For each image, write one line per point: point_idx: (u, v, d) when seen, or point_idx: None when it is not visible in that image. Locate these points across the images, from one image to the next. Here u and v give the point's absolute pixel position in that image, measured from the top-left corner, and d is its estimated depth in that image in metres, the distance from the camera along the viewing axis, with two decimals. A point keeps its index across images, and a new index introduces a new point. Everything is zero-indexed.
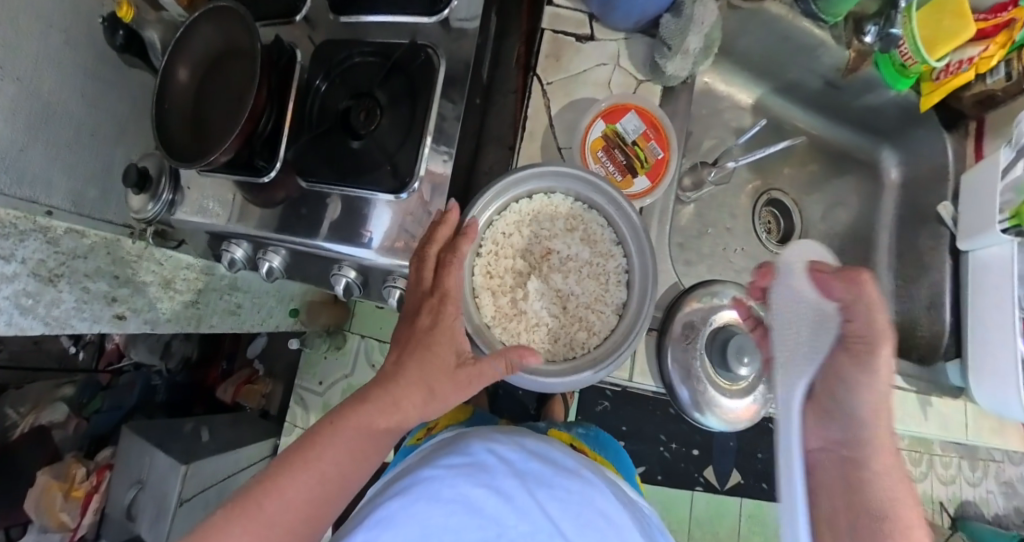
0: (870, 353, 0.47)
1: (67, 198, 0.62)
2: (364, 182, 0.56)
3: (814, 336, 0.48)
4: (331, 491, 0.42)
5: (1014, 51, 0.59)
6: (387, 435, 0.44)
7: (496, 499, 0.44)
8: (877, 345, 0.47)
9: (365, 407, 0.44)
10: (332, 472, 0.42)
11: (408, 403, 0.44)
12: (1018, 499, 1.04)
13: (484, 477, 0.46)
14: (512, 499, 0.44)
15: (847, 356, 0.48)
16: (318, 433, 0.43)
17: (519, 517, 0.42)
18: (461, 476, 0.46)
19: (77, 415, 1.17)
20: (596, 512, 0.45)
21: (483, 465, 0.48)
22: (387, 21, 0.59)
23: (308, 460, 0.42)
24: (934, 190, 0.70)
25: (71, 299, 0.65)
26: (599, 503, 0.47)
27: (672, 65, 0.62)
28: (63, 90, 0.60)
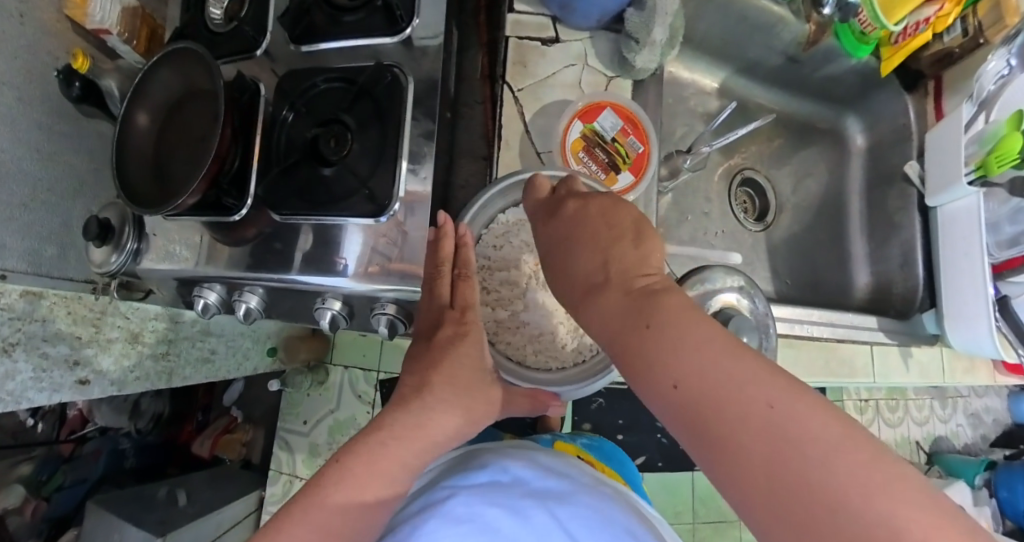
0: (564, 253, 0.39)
1: (24, 258, 0.55)
2: (338, 208, 0.50)
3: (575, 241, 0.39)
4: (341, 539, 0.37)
5: (969, 8, 0.65)
6: (410, 467, 0.41)
7: (514, 519, 0.41)
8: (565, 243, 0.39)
9: (384, 435, 0.41)
10: (339, 520, 0.37)
11: (437, 423, 0.43)
12: (984, 427, 1.14)
13: (498, 495, 0.44)
14: (530, 519, 0.41)
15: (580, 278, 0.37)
16: (326, 473, 0.39)
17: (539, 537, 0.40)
18: (476, 496, 0.43)
19: (35, 496, 1.02)
20: (617, 527, 0.43)
21: (497, 484, 0.46)
22: (346, 45, 0.55)
23: (314, 503, 0.37)
24: (900, 150, 0.75)
25: (27, 368, 0.58)
26: (620, 519, 0.45)
27: (640, 59, 0.59)
28: (16, 147, 0.54)
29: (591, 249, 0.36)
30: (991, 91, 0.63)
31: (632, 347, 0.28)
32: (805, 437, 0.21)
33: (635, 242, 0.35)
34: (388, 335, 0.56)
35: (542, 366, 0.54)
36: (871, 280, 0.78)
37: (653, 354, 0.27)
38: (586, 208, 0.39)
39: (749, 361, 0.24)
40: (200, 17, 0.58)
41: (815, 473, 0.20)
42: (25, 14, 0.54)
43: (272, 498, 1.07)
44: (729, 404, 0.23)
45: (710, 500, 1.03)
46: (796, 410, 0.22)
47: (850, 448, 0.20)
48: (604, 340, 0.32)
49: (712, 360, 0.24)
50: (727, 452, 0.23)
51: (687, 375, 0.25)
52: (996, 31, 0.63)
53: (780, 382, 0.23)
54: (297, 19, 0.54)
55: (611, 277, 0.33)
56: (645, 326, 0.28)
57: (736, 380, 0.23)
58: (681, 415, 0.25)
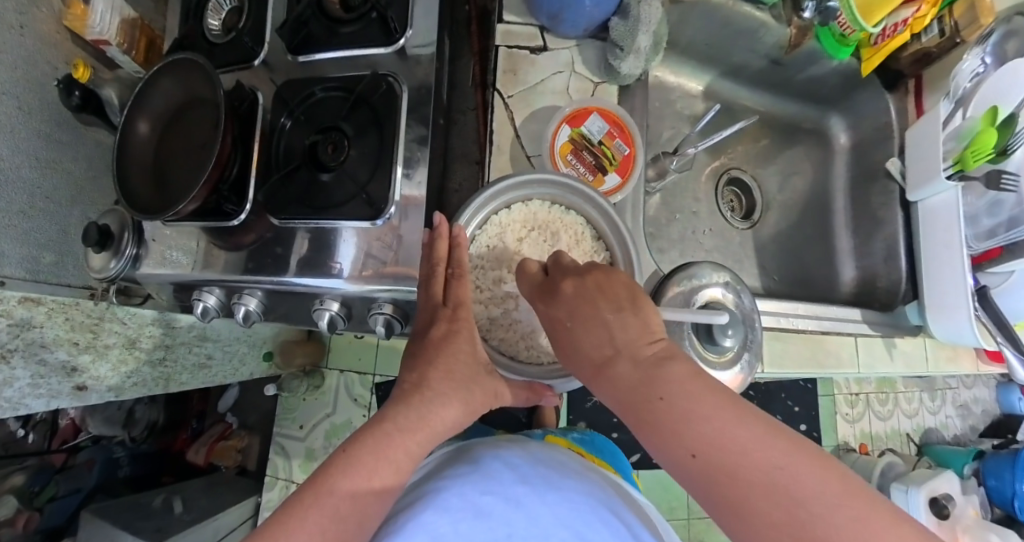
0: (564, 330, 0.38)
1: (22, 264, 0.55)
2: (335, 212, 0.51)
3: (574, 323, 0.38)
4: (350, 528, 0.37)
5: (945, 9, 0.68)
6: (413, 454, 0.43)
7: (506, 504, 0.42)
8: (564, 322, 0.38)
9: (388, 427, 0.42)
10: (347, 508, 0.38)
11: (438, 416, 0.44)
12: (973, 418, 1.16)
13: (490, 483, 0.44)
14: (520, 505, 0.42)
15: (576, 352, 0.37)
16: (332, 462, 0.40)
17: (529, 522, 0.41)
18: (468, 484, 0.44)
19: (27, 507, 0.99)
20: (608, 509, 0.44)
21: (489, 472, 0.46)
22: (339, 56, 0.56)
23: (321, 493, 0.38)
24: (882, 148, 0.77)
25: (25, 375, 0.60)
26: (610, 501, 0.46)
27: (626, 65, 0.61)
28: (14, 155, 0.54)
29: (591, 323, 0.36)
30: (967, 88, 0.66)
31: (644, 417, 0.30)
32: (813, 499, 0.25)
33: (633, 312, 0.35)
34: (384, 334, 0.56)
35: (534, 361, 0.55)
36: (856, 274, 0.80)
37: (670, 426, 0.29)
38: (583, 284, 0.38)
39: (756, 427, 0.27)
40: (197, 28, 0.59)
41: (825, 531, 0.24)
42: (25, 25, 0.54)
43: (269, 504, 1.07)
44: (745, 471, 0.26)
45: None
46: (801, 472, 0.25)
47: (849, 504, 0.24)
48: (615, 408, 0.33)
49: (724, 429, 0.27)
50: (746, 513, 0.26)
51: (704, 446, 0.27)
52: (972, 30, 0.66)
53: (786, 448, 0.26)
54: (295, 30, 0.55)
55: (617, 350, 0.34)
56: (656, 398, 0.30)
57: (751, 449, 0.26)
58: (700, 481, 0.28)
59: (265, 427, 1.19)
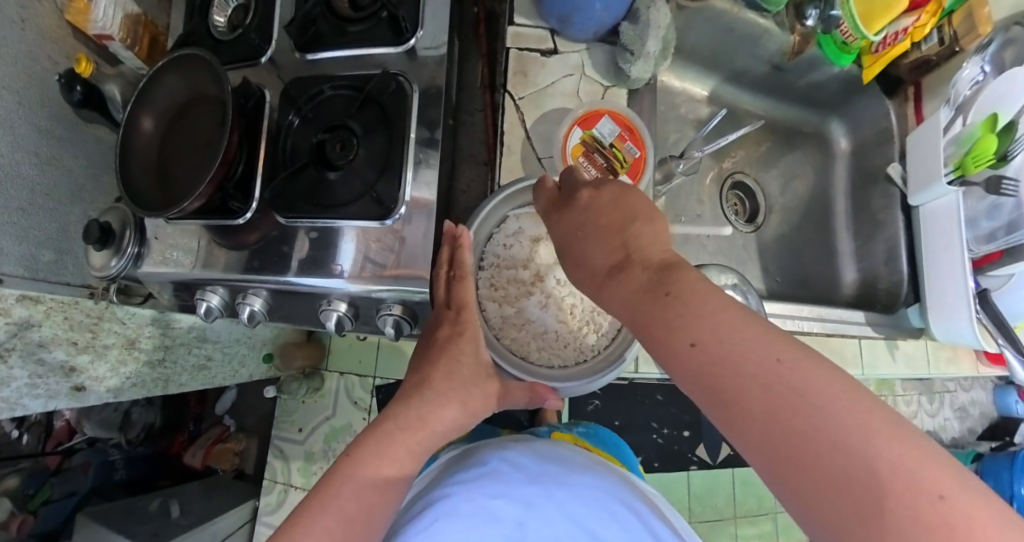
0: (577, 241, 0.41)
1: (20, 262, 0.55)
2: (341, 211, 0.51)
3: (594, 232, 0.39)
4: (358, 530, 0.38)
5: (945, 18, 0.68)
6: (415, 453, 0.44)
7: (518, 507, 0.42)
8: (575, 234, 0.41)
9: (389, 427, 0.44)
10: (354, 510, 0.38)
11: (438, 416, 0.46)
12: (971, 420, 1.17)
13: (498, 486, 0.44)
14: (531, 506, 0.42)
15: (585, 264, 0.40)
16: (336, 469, 0.41)
17: (541, 523, 0.41)
18: (476, 488, 0.44)
19: (22, 511, 0.98)
20: (617, 500, 0.45)
21: (495, 473, 0.46)
22: (349, 54, 0.56)
23: (326, 498, 0.39)
24: (882, 151, 0.77)
25: (23, 375, 0.60)
26: (618, 491, 0.46)
27: (635, 69, 0.61)
28: (12, 150, 0.54)
29: (606, 233, 0.38)
30: (967, 96, 0.67)
31: (651, 313, 0.31)
32: (811, 390, 0.24)
33: (648, 223, 0.37)
34: (394, 335, 0.56)
35: (546, 363, 0.55)
36: (857, 277, 0.80)
37: (675, 320, 0.29)
38: (599, 198, 0.40)
39: (759, 326, 0.27)
40: (202, 26, 0.59)
41: (819, 419, 0.24)
42: (26, 19, 0.54)
43: (267, 508, 1.05)
44: (744, 362, 0.26)
45: (704, 499, 1.04)
46: (805, 369, 0.25)
47: (852, 402, 0.24)
48: (621, 312, 0.34)
49: (727, 324, 0.27)
50: (739, 402, 0.26)
51: (707, 337, 0.27)
52: (970, 39, 0.67)
53: (790, 346, 0.26)
54: (303, 29, 0.55)
55: (630, 255, 0.35)
56: (665, 294, 0.31)
57: (754, 344, 0.26)
58: (698, 375, 0.27)
59: (263, 429, 1.18)
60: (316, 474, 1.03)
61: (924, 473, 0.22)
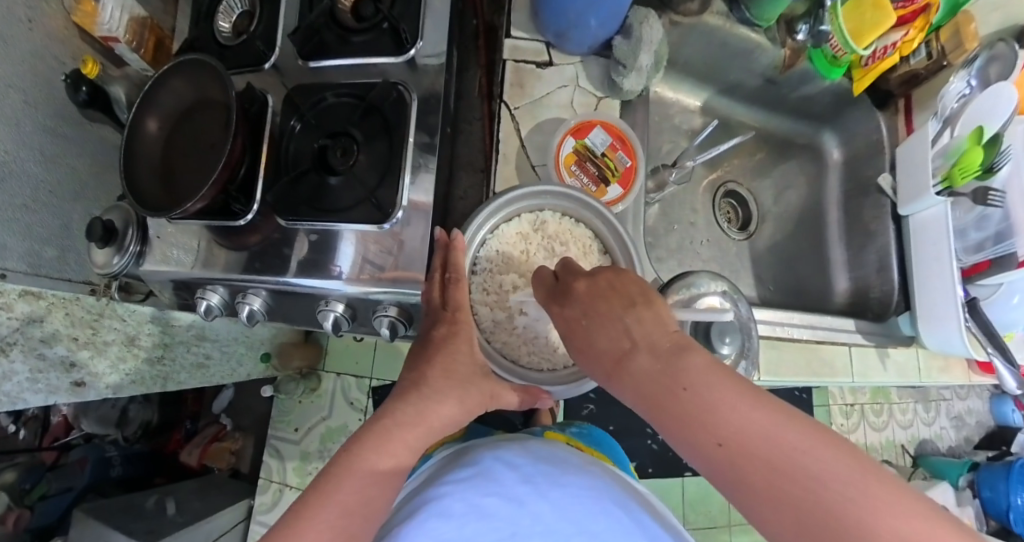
0: (580, 345, 0.39)
1: (23, 258, 0.56)
2: (341, 215, 0.52)
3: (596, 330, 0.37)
4: (357, 521, 0.39)
5: (932, 34, 0.70)
6: (412, 448, 0.44)
7: (510, 506, 0.43)
8: (576, 337, 0.39)
9: (388, 421, 0.45)
10: (353, 502, 0.39)
11: (436, 413, 0.46)
12: (967, 429, 1.17)
13: (492, 485, 0.45)
14: (524, 505, 0.43)
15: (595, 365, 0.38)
16: (335, 463, 0.42)
17: (534, 519, 0.41)
18: (470, 488, 0.45)
19: (18, 505, 1.00)
20: (611, 500, 0.45)
21: (490, 473, 0.47)
22: (353, 63, 0.57)
23: (325, 494, 0.39)
24: (873, 163, 0.79)
25: (24, 369, 0.61)
26: (612, 492, 0.47)
27: (628, 83, 0.62)
28: (18, 149, 0.55)
29: (608, 321, 0.37)
30: (954, 108, 0.68)
31: (669, 408, 0.30)
32: (832, 481, 0.25)
33: (647, 306, 0.36)
34: (389, 336, 0.57)
35: (535, 367, 0.56)
36: (850, 285, 0.81)
37: (694, 418, 0.29)
38: (595, 285, 0.39)
39: (777, 413, 0.28)
40: (206, 31, 0.60)
41: (845, 511, 0.24)
42: (33, 19, 0.56)
43: (262, 507, 1.05)
44: (769, 455, 0.26)
45: (698, 505, 1.04)
46: (824, 456, 0.26)
47: (875, 485, 0.24)
48: (637, 404, 0.33)
49: (747, 416, 0.28)
50: (769, 497, 0.26)
51: (731, 435, 0.28)
52: (957, 55, 0.69)
53: (808, 434, 0.27)
54: (308, 37, 0.56)
55: (636, 344, 0.34)
56: (682, 389, 0.30)
57: (774, 436, 0.27)
58: (728, 472, 0.28)
59: (259, 429, 1.19)
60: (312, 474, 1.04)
61: None
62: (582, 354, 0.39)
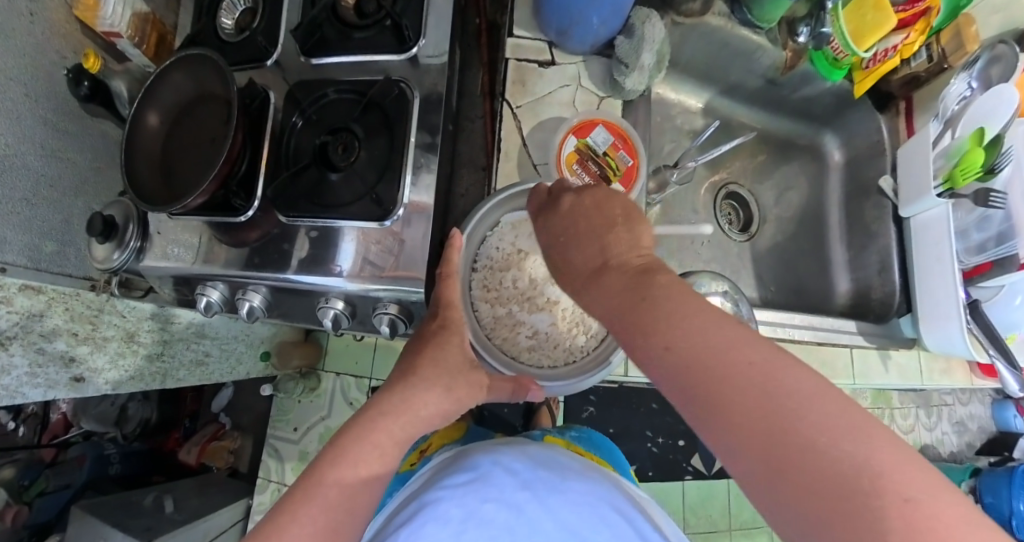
0: (558, 255, 0.45)
1: (23, 252, 0.56)
2: (339, 210, 0.52)
3: (578, 237, 0.43)
4: (341, 516, 0.38)
5: (932, 37, 0.71)
6: (398, 439, 0.44)
7: (508, 512, 0.42)
8: (556, 248, 0.45)
9: (374, 414, 0.45)
10: (338, 494, 0.39)
11: (422, 400, 0.47)
12: (969, 434, 1.16)
13: (490, 489, 0.44)
14: (523, 511, 0.42)
15: (570, 275, 0.43)
16: (321, 459, 0.41)
17: (532, 529, 0.41)
18: (468, 493, 0.44)
19: (16, 502, 1.00)
20: (608, 508, 0.45)
21: (489, 477, 0.46)
22: (357, 60, 0.57)
23: (308, 487, 0.39)
24: (874, 164, 0.78)
25: (22, 364, 0.60)
26: (610, 499, 0.46)
27: (630, 81, 0.62)
28: (20, 143, 0.55)
29: (588, 239, 0.42)
30: (955, 110, 0.68)
31: (630, 317, 0.33)
32: (775, 387, 0.25)
33: (626, 227, 0.41)
34: (389, 333, 0.57)
35: (536, 363, 0.56)
36: (850, 287, 0.81)
37: (649, 326, 0.31)
38: (582, 203, 0.44)
39: (733, 328, 0.28)
40: (209, 27, 0.61)
41: (783, 412, 0.24)
42: (35, 13, 0.56)
43: (259, 507, 1.04)
44: (717, 362, 0.27)
45: (699, 509, 1.03)
46: (774, 370, 0.26)
47: (824, 402, 0.24)
48: (605, 319, 0.36)
49: (699, 327, 0.29)
50: (709, 402, 0.27)
51: (680, 341, 0.29)
52: (958, 58, 0.69)
53: (763, 348, 0.27)
54: (309, 33, 0.56)
55: (610, 262, 0.39)
56: (643, 299, 0.33)
57: (723, 346, 0.27)
58: (673, 378, 0.29)
59: (257, 428, 1.19)
60: None
61: (900, 476, 0.22)
62: (559, 263, 0.45)
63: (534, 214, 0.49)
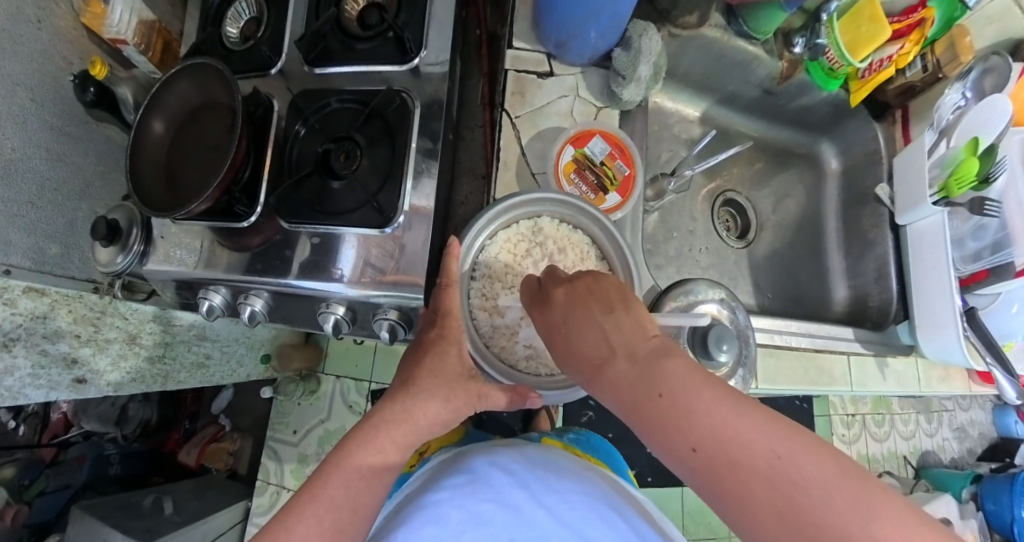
0: (558, 345, 0.40)
1: (28, 254, 0.57)
2: (341, 219, 0.53)
3: (578, 326, 0.38)
4: (347, 516, 0.40)
5: (927, 48, 0.72)
6: (401, 446, 0.45)
7: (505, 512, 0.42)
8: (554, 339, 0.40)
9: (376, 420, 0.46)
10: (342, 497, 0.41)
11: (423, 410, 0.47)
12: (970, 441, 1.16)
13: (487, 490, 0.45)
14: (520, 511, 0.42)
15: (572, 366, 0.38)
16: (324, 466, 0.43)
17: (529, 526, 0.41)
18: (467, 494, 0.44)
19: (16, 501, 1.02)
20: (607, 508, 0.44)
21: (485, 479, 0.46)
22: (359, 70, 0.58)
23: (314, 491, 0.41)
24: (872, 173, 0.79)
25: (25, 365, 0.61)
26: (608, 500, 0.46)
27: (627, 93, 0.63)
28: (26, 148, 0.56)
29: (585, 324, 0.37)
30: (949, 120, 0.68)
31: (646, 414, 0.29)
32: (806, 479, 0.24)
33: (625, 310, 0.36)
34: (389, 339, 0.58)
35: (533, 372, 0.56)
36: (848, 294, 0.81)
37: (668, 424, 0.28)
38: (574, 290, 0.40)
39: (754, 416, 0.27)
40: (214, 36, 0.61)
41: (820, 508, 0.23)
42: (42, 20, 0.57)
43: (258, 510, 1.04)
44: (743, 459, 0.26)
45: (698, 515, 1.03)
46: (801, 459, 0.25)
47: (852, 487, 0.24)
48: (618, 408, 0.33)
49: (724, 421, 0.27)
50: (744, 501, 0.25)
51: (706, 440, 0.26)
52: (952, 67, 0.70)
53: (784, 435, 0.26)
54: (313, 44, 0.57)
55: (614, 350, 0.34)
56: (657, 395, 0.29)
57: (748, 440, 0.26)
58: (703, 476, 0.27)
59: (257, 430, 1.19)
60: None
61: None
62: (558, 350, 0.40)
63: (530, 299, 0.46)
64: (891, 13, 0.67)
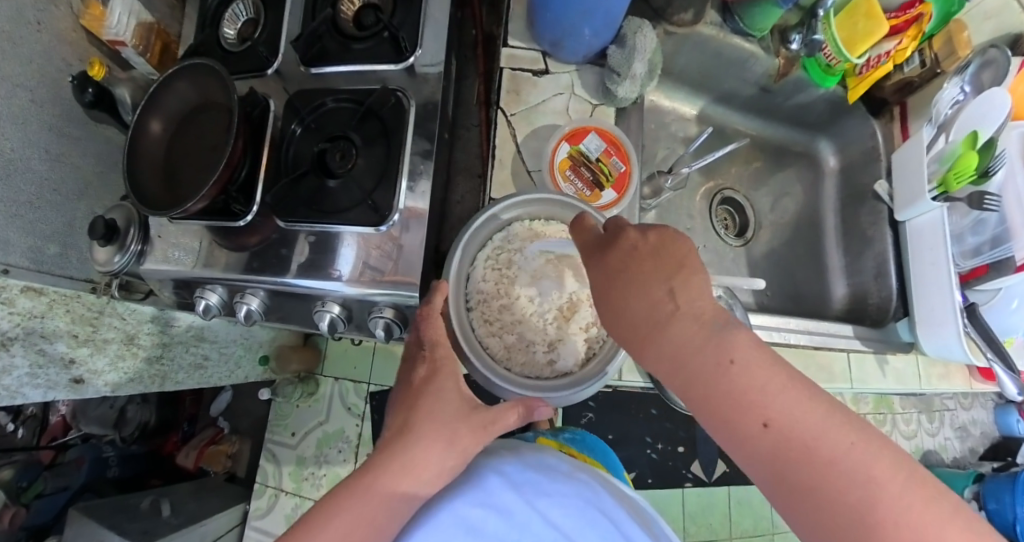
0: (616, 297, 0.35)
1: (26, 254, 0.57)
2: (339, 218, 0.53)
3: (644, 278, 0.34)
4: None
5: (924, 44, 0.71)
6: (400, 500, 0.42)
7: (496, 517, 0.41)
8: (608, 291, 0.36)
9: (374, 474, 0.43)
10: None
11: (424, 461, 0.43)
12: (972, 440, 1.14)
13: (478, 494, 0.43)
14: (511, 515, 0.41)
15: (624, 323, 0.35)
16: (315, 517, 0.41)
17: (520, 533, 0.40)
18: (457, 497, 0.43)
19: (14, 503, 1.01)
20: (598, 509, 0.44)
21: (477, 481, 0.45)
22: (354, 70, 0.58)
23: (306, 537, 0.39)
24: (870, 170, 0.79)
25: (23, 364, 0.61)
26: (601, 502, 0.46)
27: (622, 90, 0.63)
28: (26, 148, 0.57)
29: (648, 282, 0.34)
30: (948, 115, 0.68)
31: (713, 384, 0.29)
32: (874, 473, 0.26)
33: (694, 270, 0.33)
34: (385, 337, 0.58)
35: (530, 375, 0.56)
36: (847, 292, 0.81)
37: (741, 397, 0.28)
38: (643, 240, 0.36)
39: (823, 405, 0.28)
40: (212, 38, 0.62)
41: (884, 502, 0.25)
42: (42, 22, 0.57)
43: (257, 512, 1.04)
44: (815, 444, 0.27)
45: (699, 517, 1.02)
46: (869, 452, 0.27)
47: (913, 484, 0.26)
48: (670, 376, 0.32)
49: (796, 406, 0.28)
50: (807, 483, 0.27)
51: (779, 417, 0.28)
52: (950, 62, 0.69)
53: (853, 429, 0.27)
54: (310, 44, 0.58)
55: (679, 309, 0.32)
56: (729, 363, 0.29)
57: (821, 429, 0.27)
58: (766, 457, 0.28)
59: (256, 432, 1.19)
60: (307, 480, 1.02)
61: None
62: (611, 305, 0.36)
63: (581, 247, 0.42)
64: (888, 9, 0.67)
